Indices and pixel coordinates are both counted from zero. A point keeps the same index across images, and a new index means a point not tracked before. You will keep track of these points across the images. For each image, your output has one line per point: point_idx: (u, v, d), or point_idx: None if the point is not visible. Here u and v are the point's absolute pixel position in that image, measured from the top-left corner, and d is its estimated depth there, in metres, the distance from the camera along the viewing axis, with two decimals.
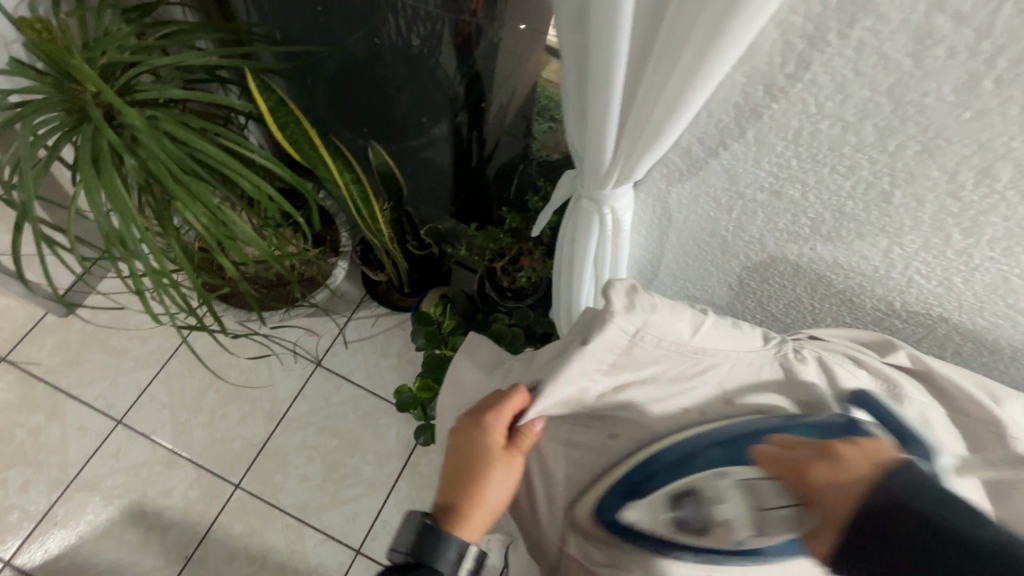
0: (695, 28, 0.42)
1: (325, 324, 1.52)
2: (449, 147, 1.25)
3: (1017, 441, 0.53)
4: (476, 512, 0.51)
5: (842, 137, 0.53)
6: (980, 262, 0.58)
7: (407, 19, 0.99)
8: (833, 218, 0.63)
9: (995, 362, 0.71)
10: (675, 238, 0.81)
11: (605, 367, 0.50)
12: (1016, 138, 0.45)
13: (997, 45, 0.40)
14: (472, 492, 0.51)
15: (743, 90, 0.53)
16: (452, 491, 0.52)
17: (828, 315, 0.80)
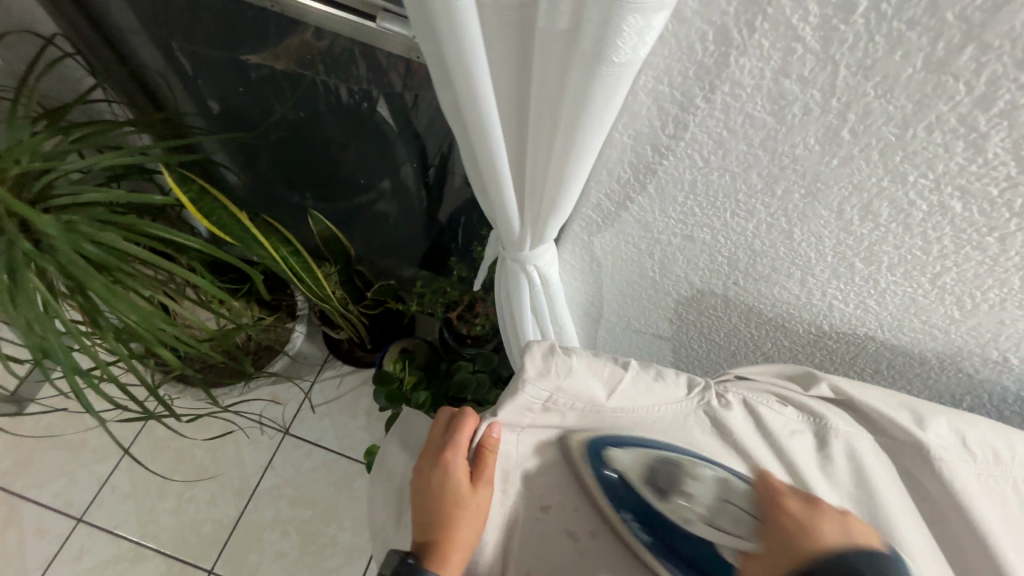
0: (556, 124, 0.42)
1: (290, 390, 1.49)
2: (393, 202, 1.26)
3: (943, 463, 0.55)
4: (455, 543, 0.47)
5: (734, 185, 0.54)
6: (887, 286, 0.60)
7: (331, 89, 1.00)
8: (746, 255, 0.64)
9: (927, 372, 0.72)
10: (609, 281, 0.83)
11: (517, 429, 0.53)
12: (884, 178, 0.47)
13: (843, 102, 0.42)
14: (447, 523, 0.47)
15: (634, 151, 0.55)
16: (426, 529, 0.48)
17: (766, 340, 0.81)
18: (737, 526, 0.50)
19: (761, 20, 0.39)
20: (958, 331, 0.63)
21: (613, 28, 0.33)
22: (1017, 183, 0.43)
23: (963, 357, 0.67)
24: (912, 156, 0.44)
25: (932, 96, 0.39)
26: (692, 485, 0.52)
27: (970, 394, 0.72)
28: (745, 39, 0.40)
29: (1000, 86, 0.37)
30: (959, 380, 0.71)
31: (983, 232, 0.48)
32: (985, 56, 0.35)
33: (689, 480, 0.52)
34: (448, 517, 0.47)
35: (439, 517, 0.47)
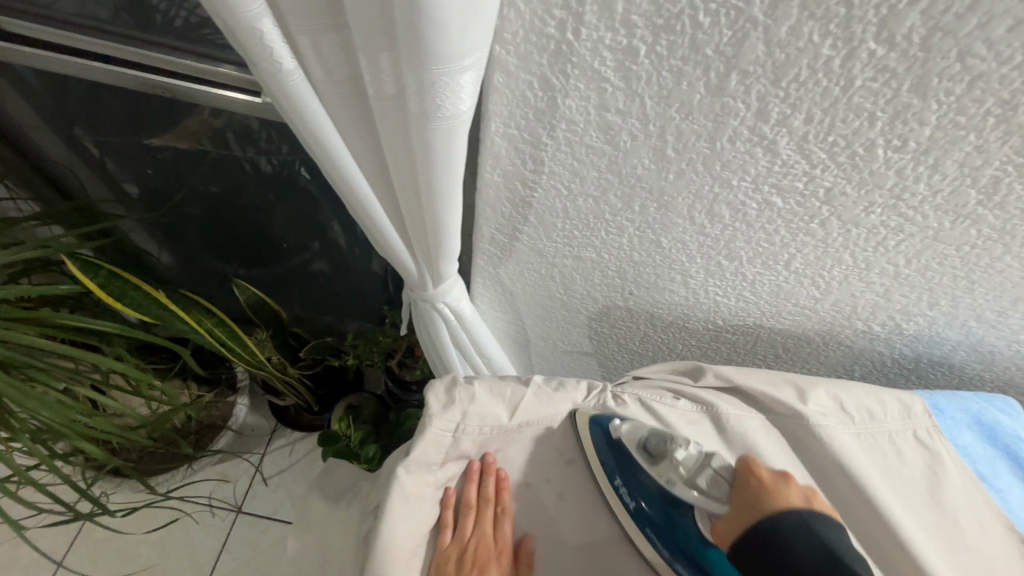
0: (414, 171, 0.47)
1: (239, 467, 1.44)
2: (321, 261, 1.28)
3: (821, 428, 0.61)
4: None
5: (599, 207, 0.61)
6: (754, 277, 0.67)
7: (240, 160, 1.03)
8: (631, 267, 0.70)
9: (815, 350, 0.80)
10: (525, 308, 0.87)
11: (434, 467, 0.55)
12: (714, 186, 0.54)
13: (658, 127, 0.49)
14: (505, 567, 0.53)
15: (506, 187, 0.60)
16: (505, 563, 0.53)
17: (676, 342, 0.87)
18: (715, 489, 0.49)
19: (571, 68, 0.45)
20: (824, 308, 0.70)
21: (431, 88, 0.38)
22: (815, 177, 0.50)
23: (838, 330, 0.74)
24: (729, 163, 0.51)
25: (722, 114, 0.46)
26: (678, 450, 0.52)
27: (856, 363, 0.80)
28: (564, 84, 0.47)
29: (769, 101, 0.44)
30: (844, 352, 0.78)
31: (807, 220, 0.56)
32: (747, 80, 0.43)
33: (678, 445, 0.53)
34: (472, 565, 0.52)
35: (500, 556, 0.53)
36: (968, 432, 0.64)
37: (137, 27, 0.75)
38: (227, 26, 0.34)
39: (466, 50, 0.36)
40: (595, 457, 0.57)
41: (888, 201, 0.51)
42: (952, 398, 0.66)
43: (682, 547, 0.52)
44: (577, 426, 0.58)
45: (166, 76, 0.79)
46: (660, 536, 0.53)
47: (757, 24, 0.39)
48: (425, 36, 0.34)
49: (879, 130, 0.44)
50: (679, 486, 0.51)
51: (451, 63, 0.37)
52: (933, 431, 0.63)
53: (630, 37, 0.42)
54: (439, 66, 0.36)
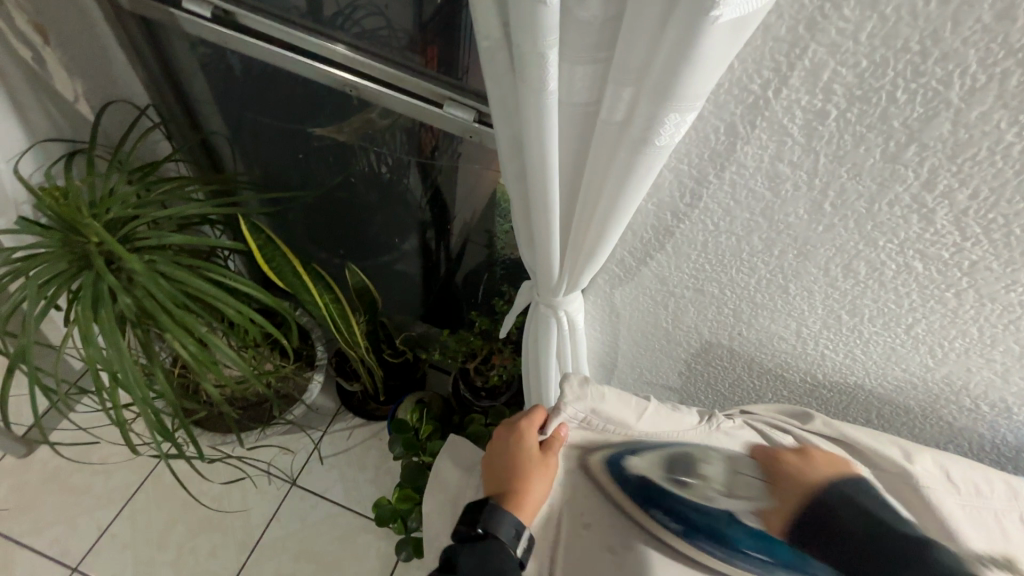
0: (604, 190, 0.54)
1: (300, 440, 1.50)
2: (417, 261, 1.36)
3: (929, 493, 0.63)
4: (535, 491, 0.58)
5: (738, 246, 0.66)
6: (870, 336, 0.70)
7: (376, 158, 1.14)
8: (748, 307, 0.75)
9: (912, 421, 0.81)
10: (625, 332, 0.92)
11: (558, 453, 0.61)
12: (861, 243, 0.59)
13: (823, 181, 0.55)
14: (541, 468, 0.59)
15: (655, 215, 0.67)
16: (541, 466, 0.59)
17: (767, 390, 0.89)
18: (746, 489, 0.61)
19: (760, 120, 0.52)
20: (934, 378, 0.72)
21: (658, 120, 0.45)
22: (963, 249, 0.54)
23: (942, 404, 0.76)
24: (882, 225, 0.56)
25: (890, 179, 0.52)
26: (704, 466, 0.62)
27: (952, 441, 0.81)
28: (748, 133, 0.53)
29: (939, 173, 0.49)
30: (942, 428, 0.80)
31: (943, 288, 0.59)
32: (924, 152, 0.48)
33: (700, 462, 0.63)
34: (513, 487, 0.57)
35: (539, 461, 0.59)
36: None
37: (338, 33, 0.87)
38: (516, 47, 0.43)
39: (701, 94, 0.43)
40: (628, 499, 0.60)
41: None
42: None
43: (722, 535, 0.58)
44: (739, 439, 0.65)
45: (352, 75, 0.90)
46: (703, 532, 0.58)
47: (950, 106, 0.44)
48: (678, 78, 0.41)
49: None
50: (719, 497, 0.61)
51: (683, 103, 0.44)
52: None
53: (826, 102, 0.48)
54: (674, 103, 0.43)
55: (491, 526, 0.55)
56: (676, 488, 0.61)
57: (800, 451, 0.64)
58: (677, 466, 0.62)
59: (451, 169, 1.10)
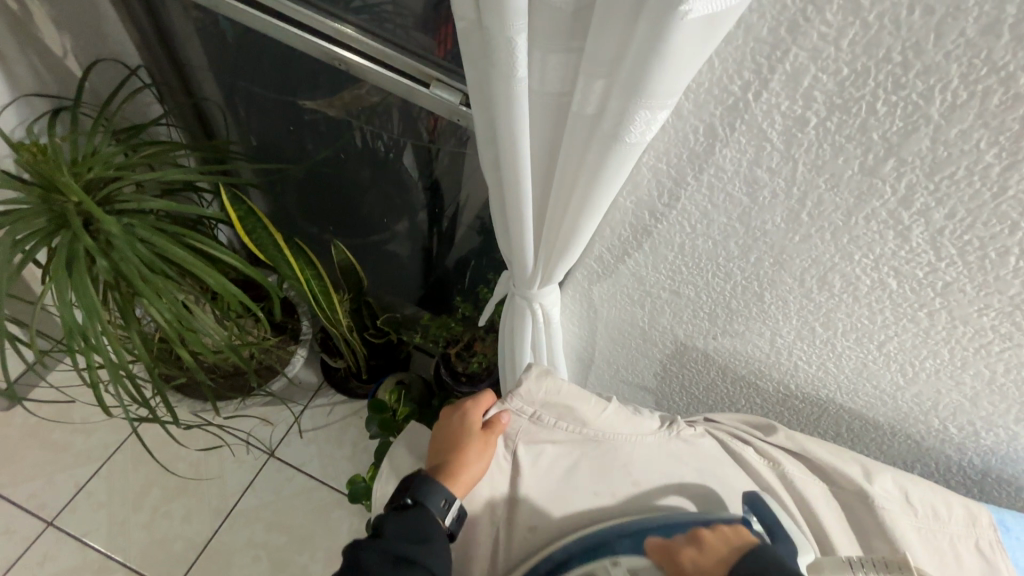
0: (576, 185, 0.53)
1: (281, 413, 1.51)
2: (406, 242, 1.35)
3: (884, 512, 0.62)
4: (471, 467, 0.60)
5: (715, 251, 0.65)
6: (843, 350, 0.70)
7: (368, 136, 1.13)
8: (724, 312, 0.74)
9: (881, 437, 0.81)
10: (603, 329, 0.92)
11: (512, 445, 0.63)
12: (836, 256, 0.58)
13: (801, 190, 0.53)
14: (480, 447, 0.61)
15: (633, 213, 0.65)
16: (480, 444, 0.61)
17: (740, 396, 0.89)
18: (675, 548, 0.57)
19: (740, 123, 0.50)
20: (904, 397, 0.72)
21: (628, 117, 0.44)
22: (937, 269, 0.53)
23: (910, 423, 0.75)
24: (858, 239, 0.55)
25: (867, 193, 0.50)
26: (623, 526, 0.60)
27: (919, 461, 0.80)
28: (727, 136, 0.52)
29: (916, 190, 0.48)
30: (910, 447, 0.79)
31: (916, 307, 0.59)
32: (902, 168, 0.47)
33: (621, 522, 0.60)
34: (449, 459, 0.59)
35: (479, 440, 0.61)
36: None
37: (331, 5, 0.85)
38: (485, 31, 0.41)
39: (672, 92, 0.42)
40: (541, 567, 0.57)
41: (1005, 307, 0.53)
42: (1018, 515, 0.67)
43: None
44: (696, 444, 0.66)
45: (344, 49, 0.88)
46: None
47: (930, 121, 0.43)
48: (647, 74, 0.40)
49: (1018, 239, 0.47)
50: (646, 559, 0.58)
51: (654, 101, 0.42)
52: (994, 542, 0.64)
53: (806, 109, 0.47)
54: (644, 100, 0.42)
55: (421, 494, 0.57)
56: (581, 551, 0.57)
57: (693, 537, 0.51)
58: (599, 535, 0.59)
59: (442, 152, 1.08)
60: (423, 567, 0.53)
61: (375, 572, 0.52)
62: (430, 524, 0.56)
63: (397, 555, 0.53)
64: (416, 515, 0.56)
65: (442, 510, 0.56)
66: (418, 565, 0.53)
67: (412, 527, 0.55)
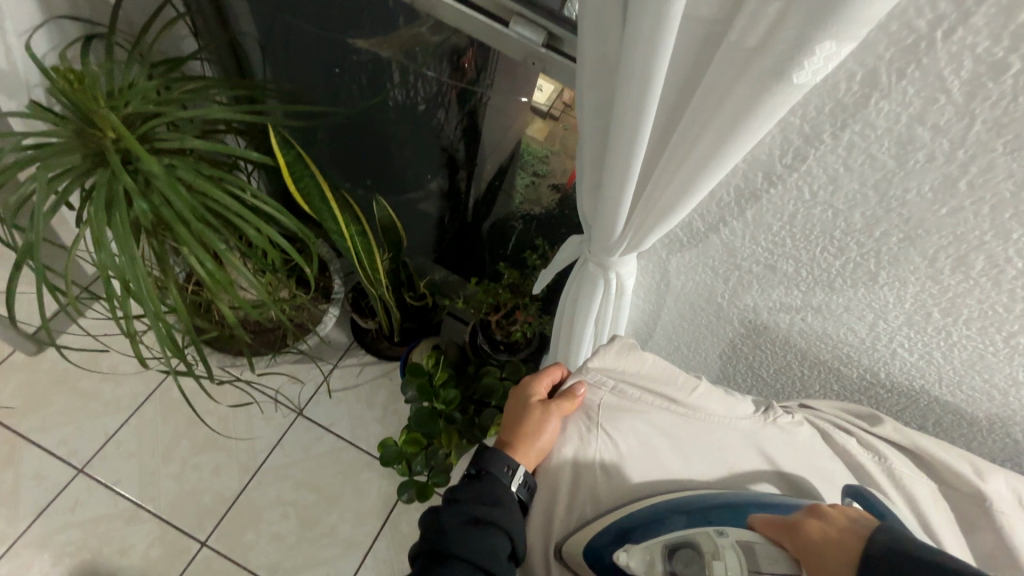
0: (704, 135, 0.45)
1: (310, 371, 1.48)
2: (447, 202, 1.28)
3: (1003, 516, 0.57)
4: (538, 435, 0.53)
5: (833, 222, 0.58)
6: (958, 339, 0.63)
7: (417, 83, 1.04)
8: (823, 291, 0.67)
9: (973, 434, 0.75)
10: (671, 303, 0.85)
11: (594, 416, 0.56)
12: (987, 234, 0.50)
13: (969, 154, 0.46)
14: (547, 414, 0.54)
15: (744, 175, 0.58)
16: (547, 411, 0.54)
17: (816, 382, 0.83)
18: None
19: (913, 69, 0.42)
20: (1015, 392, 0.66)
21: (805, 49, 0.36)
22: None
23: (1014, 421, 0.69)
24: (1023, 213, 0.47)
25: None
26: (714, 565, 0.44)
27: (1012, 460, 0.75)
28: (892, 84, 0.44)
29: None
30: (1004, 446, 0.74)
31: None
32: None
33: (709, 560, 0.44)
34: (514, 427, 0.53)
35: (546, 407, 0.54)
36: None
37: None
38: None
39: (869, 19, 0.34)
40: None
41: None
42: None
43: None
44: (797, 433, 0.59)
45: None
46: None
47: None
48: None
49: None
50: None
51: (845, 29, 0.35)
52: None
53: (1010, 51, 0.39)
54: (833, 27, 0.35)
55: (486, 463, 0.50)
56: None
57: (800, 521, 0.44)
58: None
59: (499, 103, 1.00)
60: (502, 533, 0.48)
61: (452, 534, 0.47)
62: (502, 488, 0.50)
63: (469, 518, 0.48)
64: (484, 482, 0.50)
65: (510, 477, 0.50)
66: (492, 526, 0.48)
67: (482, 490, 0.49)
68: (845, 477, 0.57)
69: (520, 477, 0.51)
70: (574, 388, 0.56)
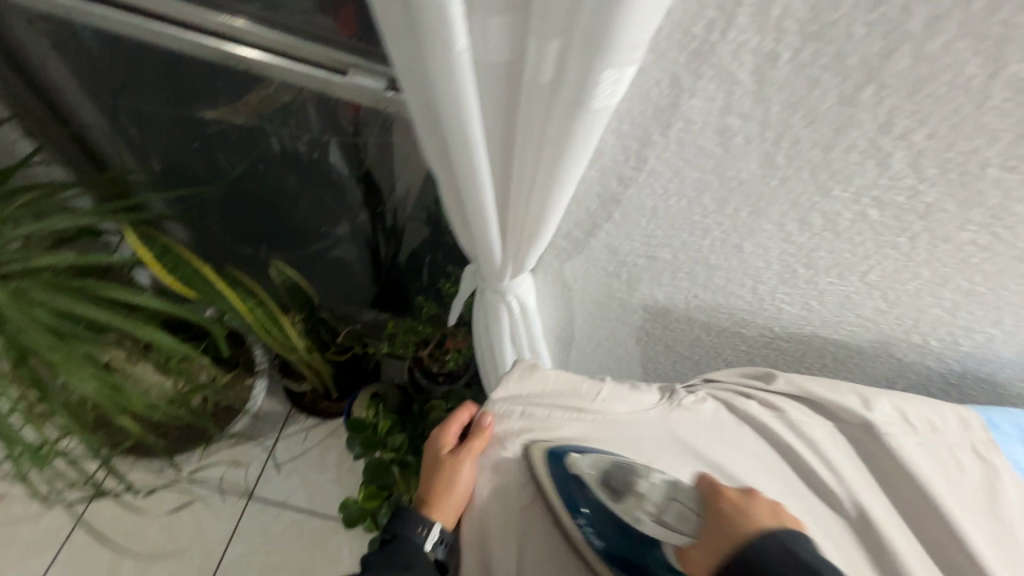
0: (540, 161, 0.47)
1: (251, 451, 1.40)
2: (355, 247, 1.24)
3: (889, 438, 0.63)
4: (450, 488, 0.55)
5: (690, 208, 0.61)
6: (825, 286, 0.68)
7: (287, 139, 1.01)
8: (704, 269, 0.71)
9: (866, 361, 0.82)
10: (580, 305, 0.87)
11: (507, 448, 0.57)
12: (815, 195, 0.55)
13: (777, 132, 0.50)
14: (455, 464, 0.56)
15: (600, 182, 0.60)
16: (456, 461, 0.56)
17: (726, 347, 0.88)
18: (681, 523, 0.50)
19: (706, 69, 0.46)
20: (886, 320, 0.72)
21: (595, 78, 0.38)
22: (919, 192, 0.52)
23: (893, 343, 0.76)
24: (838, 173, 0.52)
25: (846, 125, 0.47)
26: (640, 483, 0.53)
27: (901, 375, 0.82)
28: (692, 84, 0.47)
29: (896, 114, 0.45)
30: (892, 365, 0.81)
31: (897, 234, 0.57)
32: (883, 93, 0.44)
33: (640, 479, 0.53)
34: (426, 485, 0.56)
35: (455, 455, 0.56)
36: (1020, 447, 0.67)
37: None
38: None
39: (641, 43, 0.36)
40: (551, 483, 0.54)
41: (984, 219, 0.53)
42: (1004, 411, 0.70)
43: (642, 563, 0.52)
44: (701, 411, 0.62)
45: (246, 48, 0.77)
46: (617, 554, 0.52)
47: (910, 38, 0.40)
48: (610, 25, 0.34)
49: (998, 149, 0.46)
50: (643, 522, 0.51)
51: (620, 56, 0.37)
52: (989, 444, 0.66)
53: (778, 42, 0.42)
54: (610, 58, 0.36)
55: (399, 527, 0.54)
56: (603, 494, 0.53)
57: (747, 492, 0.49)
58: (617, 485, 0.53)
59: (374, 145, 0.98)
60: None
61: None
62: None
63: None
64: None
65: (422, 536, 0.54)
66: None
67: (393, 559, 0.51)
68: (750, 441, 0.62)
69: (434, 534, 0.54)
70: (482, 426, 0.58)
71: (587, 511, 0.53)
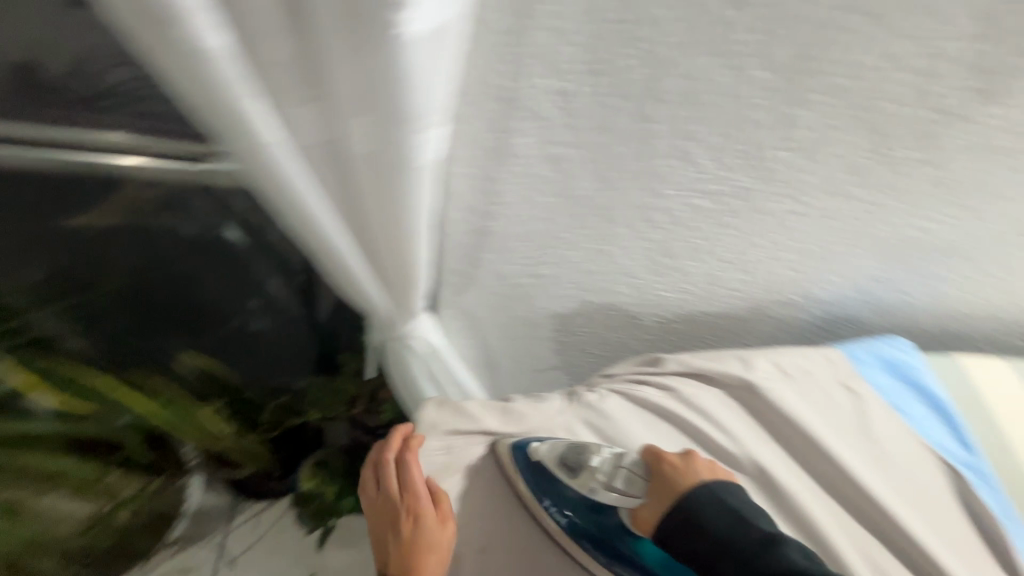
0: (387, 220, 0.51)
1: (198, 555, 1.32)
2: (275, 317, 1.20)
3: (766, 392, 0.70)
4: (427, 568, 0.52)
5: (552, 228, 0.67)
6: (690, 269, 0.76)
7: (169, 228, 0.99)
8: (585, 276, 0.77)
9: (750, 324, 0.91)
10: (489, 331, 0.91)
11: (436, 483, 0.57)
12: (650, 197, 0.62)
13: (598, 151, 0.56)
14: (429, 540, 0.53)
15: (465, 220, 0.65)
16: (430, 536, 0.53)
17: (631, 338, 0.94)
18: (632, 487, 0.54)
19: (518, 111, 0.51)
20: (751, 287, 0.81)
21: (404, 145, 0.42)
22: (729, 179, 0.60)
23: (764, 305, 0.85)
24: (660, 175, 0.59)
25: (649, 137, 0.54)
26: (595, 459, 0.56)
27: (782, 331, 0.92)
28: (512, 125, 0.52)
29: (685, 122, 0.53)
30: (772, 323, 0.90)
31: (727, 215, 0.66)
32: (666, 107, 0.51)
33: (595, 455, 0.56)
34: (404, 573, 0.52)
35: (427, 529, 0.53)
36: (878, 371, 0.77)
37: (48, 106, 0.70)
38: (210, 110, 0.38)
39: (434, 109, 0.41)
40: (515, 473, 0.57)
41: (787, 190, 0.62)
42: (860, 343, 0.81)
43: (610, 543, 0.54)
44: (607, 406, 0.65)
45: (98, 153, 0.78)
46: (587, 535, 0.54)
47: (668, 62, 0.47)
48: (397, 100, 0.38)
49: (772, 136, 0.55)
50: (600, 492, 0.54)
51: (419, 127, 0.41)
52: (853, 375, 0.76)
53: (567, 81, 0.48)
54: (410, 127, 0.41)
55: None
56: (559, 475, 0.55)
57: (694, 455, 0.55)
58: (570, 463, 0.56)
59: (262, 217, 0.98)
60: None
61: None
62: None
63: None
64: None
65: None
66: None
67: None
68: (656, 423, 0.66)
69: None
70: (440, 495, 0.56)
71: (551, 496, 0.56)
